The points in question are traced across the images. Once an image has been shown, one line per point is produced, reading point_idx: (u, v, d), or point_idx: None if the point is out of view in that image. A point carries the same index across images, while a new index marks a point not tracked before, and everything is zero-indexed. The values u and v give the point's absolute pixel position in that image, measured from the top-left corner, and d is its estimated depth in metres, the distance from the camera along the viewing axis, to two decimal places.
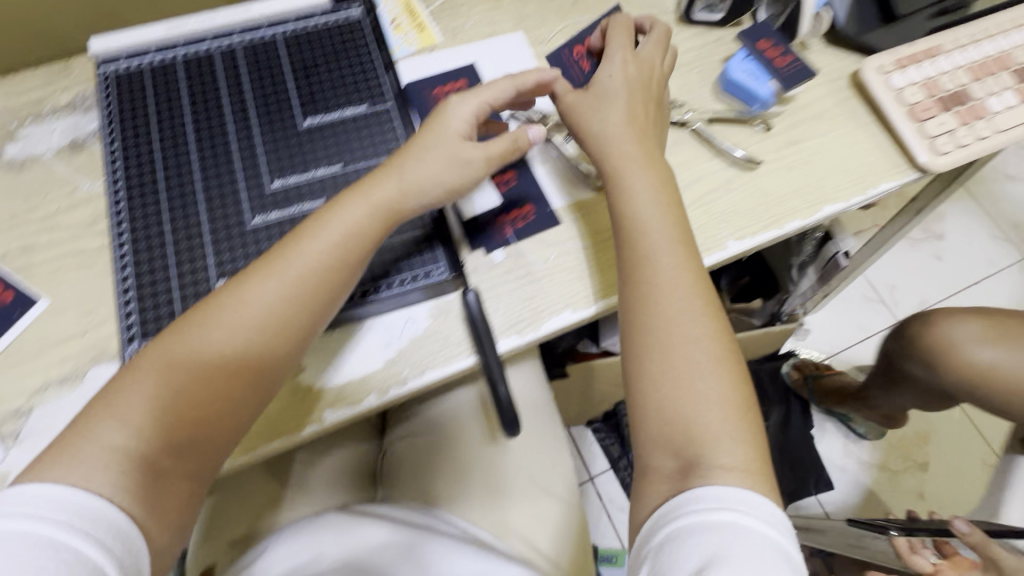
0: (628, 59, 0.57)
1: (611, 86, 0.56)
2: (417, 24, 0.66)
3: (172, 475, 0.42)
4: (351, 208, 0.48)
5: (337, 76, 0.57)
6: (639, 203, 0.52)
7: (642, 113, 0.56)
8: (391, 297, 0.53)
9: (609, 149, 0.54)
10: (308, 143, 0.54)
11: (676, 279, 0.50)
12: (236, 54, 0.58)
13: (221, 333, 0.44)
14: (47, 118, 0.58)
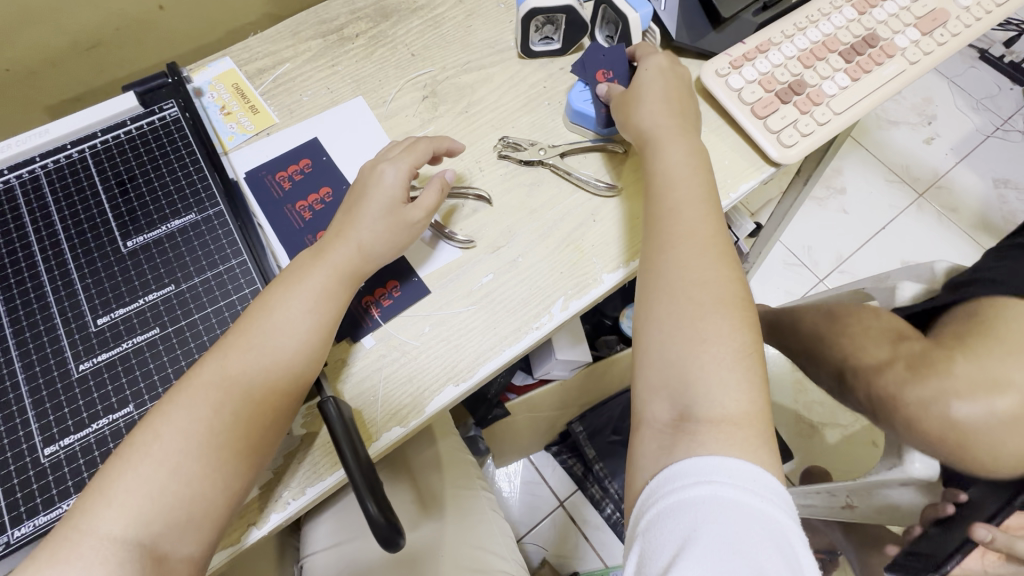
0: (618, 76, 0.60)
1: (648, 78, 0.58)
2: (250, 106, 0.62)
3: (175, 542, 0.40)
4: (304, 280, 0.47)
5: (158, 186, 0.53)
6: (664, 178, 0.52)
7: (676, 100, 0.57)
8: (374, 354, 0.52)
9: (653, 122, 0.55)
10: (135, 266, 0.49)
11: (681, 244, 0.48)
12: (39, 181, 0.52)
13: (223, 374, 0.43)
14: None
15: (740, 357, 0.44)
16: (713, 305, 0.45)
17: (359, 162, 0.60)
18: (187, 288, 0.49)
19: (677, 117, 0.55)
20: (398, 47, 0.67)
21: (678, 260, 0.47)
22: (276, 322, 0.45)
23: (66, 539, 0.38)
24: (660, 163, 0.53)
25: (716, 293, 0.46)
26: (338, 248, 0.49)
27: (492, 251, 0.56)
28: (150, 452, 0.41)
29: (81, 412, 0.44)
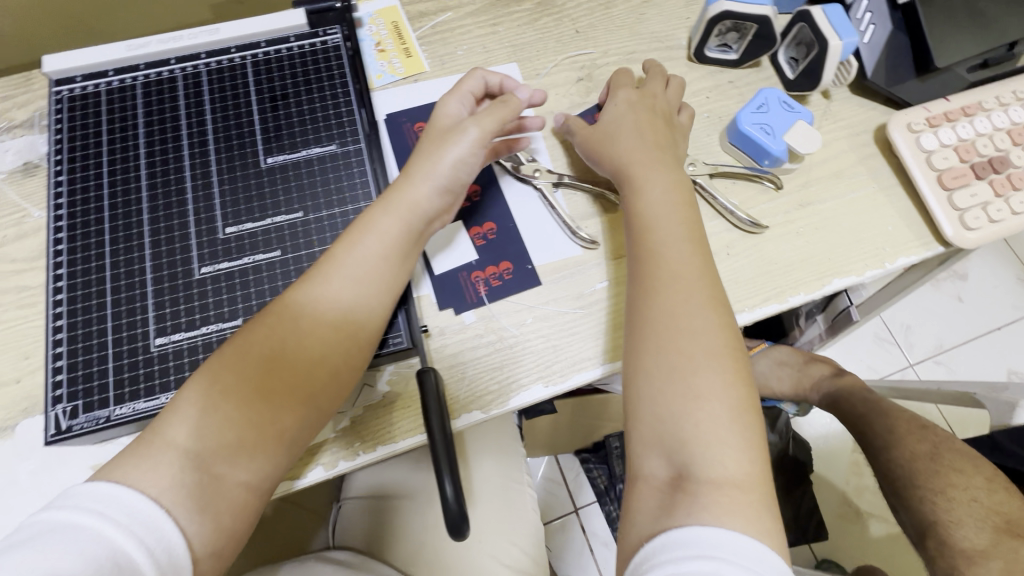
0: (637, 98, 0.54)
1: (618, 117, 0.53)
2: (404, 49, 0.61)
3: (243, 469, 0.39)
4: (377, 216, 0.46)
5: (307, 109, 0.52)
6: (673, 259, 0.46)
7: (660, 140, 0.52)
8: (452, 344, 0.50)
9: (621, 161, 0.51)
10: (270, 184, 0.49)
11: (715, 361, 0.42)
12: (201, 78, 0.53)
13: (335, 309, 0.43)
14: (3, 137, 0.56)
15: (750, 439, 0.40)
16: (704, 358, 0.42)
17: None
18: (313, 219, 0.48)
19: (691, 239, 0.47)
20: (564, 20, 0.63)
21: (678, 308, 0.44)
22: (359, 261, 0.45)
23: (157, 434, 0.38)
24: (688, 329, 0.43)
25: (712, 347, 0.42)
26: (411, 188, 0.46)
27: (613, 258, 0.53)
28: (251, 371, 0.40)
29: (194, 312, 0.45)
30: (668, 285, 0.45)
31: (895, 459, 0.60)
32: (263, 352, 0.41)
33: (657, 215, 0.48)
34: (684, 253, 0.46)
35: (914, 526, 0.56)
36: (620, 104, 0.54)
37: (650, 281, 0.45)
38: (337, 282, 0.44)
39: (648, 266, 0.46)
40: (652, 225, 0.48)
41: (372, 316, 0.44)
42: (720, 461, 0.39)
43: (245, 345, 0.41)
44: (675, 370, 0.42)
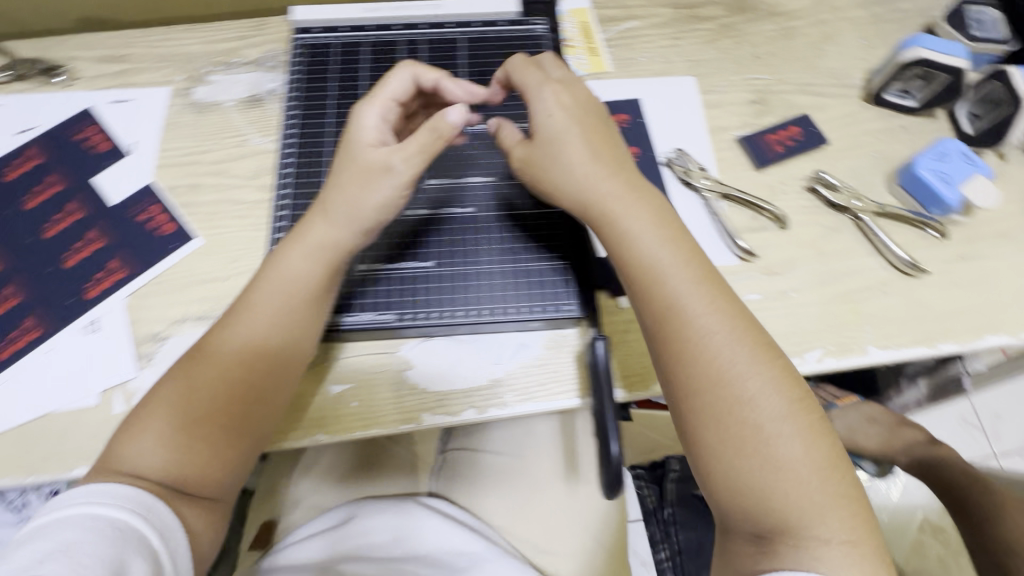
0: (563, 87, 0.48)
1: (553, 126, 0.47)
2: (590, 48, 0.65)
3: (212, 466, 0.43)
4: (286, 253, 0.46)
5: (509, 89, 0.57)
6: (698, 314, 0.43)
7: (609, 151, 0.47)
8: (606, 324, 0.53)
9: (592, 197, 0.46)
10: (471, 149, 0.54)
11: (768, 404, 0.41)
12: (420, 46, 0.59)
13: (239, 331, 0.45)
14: (236, 71, 0.64)
15: (830, 458, 0.41)
16: (773, 422, 0.40)
17: (674, 137, 0.61)
18: (504, 188, 0.53)
19: (696, 270, 0.45)
20: (743, 45, 0.66)
21: (689, 367, 0.42)
22: (272, 286, 0.46)
23: (131, 437, 0.41)
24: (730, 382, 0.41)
25: (773, 407, 0.41)
26: (312, 229, 0.46)
27: (766, 274, 0.55)
28: (154, 411, 0.42)
29: (394, 250, 0.51)
30: (683, 348, 0.43)
31: None
32: (198, 377, 0.43)
33: (648, 254, 0.44)
34: (696, 297, 0.43)
35: None
36: (551, 106, 0.47)
37: (660, 337, 0.44)
38: (258, 300, 0.46)
39: (661, 324, 0.44)
40: (649, 269, 0.44)
41: (284, 325, 0.45)
42: (817, 520, 0.39)
43: (189, 361, 0.44)
44: (721, 424, 0.41)
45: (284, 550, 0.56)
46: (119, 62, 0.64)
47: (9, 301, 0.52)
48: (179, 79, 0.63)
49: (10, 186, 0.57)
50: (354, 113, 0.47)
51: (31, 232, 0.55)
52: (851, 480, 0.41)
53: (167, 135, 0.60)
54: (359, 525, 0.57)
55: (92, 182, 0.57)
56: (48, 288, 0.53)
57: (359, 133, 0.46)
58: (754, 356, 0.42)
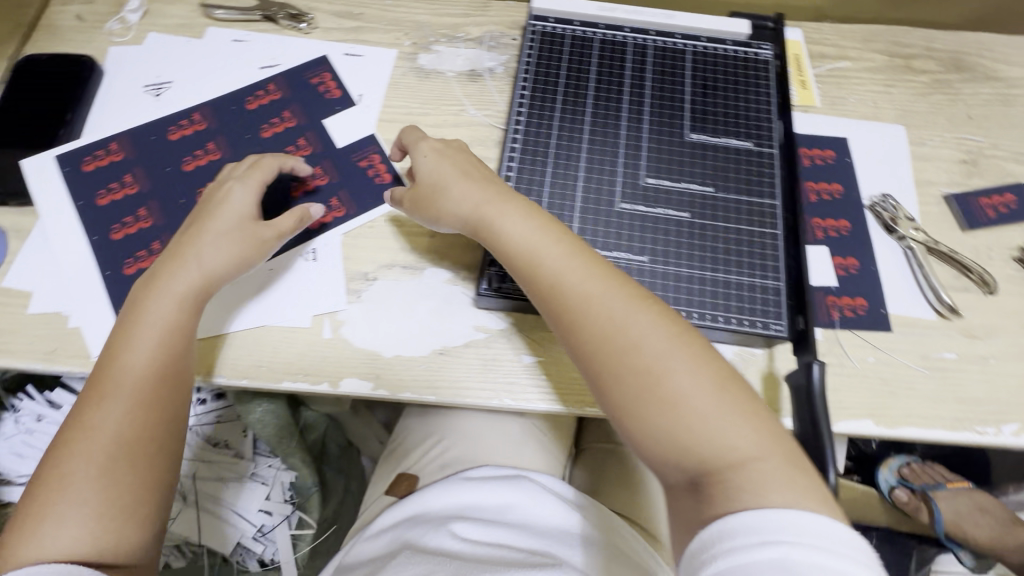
0: (447, 146, 0.54)
1: (430, 169, 0.52)
2: (801, 80, 0.66)
3: (126, 532, 0.42)
4: (162, 289, 0.48)
5: (732, 105, 0.58)
6: (627, 319, 0.44)
7: (484, 177, 0.52)
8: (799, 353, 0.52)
9: (467, 214, 0.50)
10: (692, 156, 0.55)
11: (709, 402, 0.40)
12: (648, 50, 0.60)
13: (104, 424, 0.43)
14: (459, 45, 0.67)
15: (745, 410, 0.40)
16: (730, 416, 0.40)
17: (880, 182, 0.60)
18: (722, 197, 0.54)
19: (571, 245, 0.47)
20: (958, 103, 0.65)
21: (583, 334, 0.44)
22: (91, 435, 0.43)
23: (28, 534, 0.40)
24: (692, 399, 0.41)
25: (696, 382, 0.41)
26: (171, 278, 0.48)
27: (966, 336, 0.54)
28: (72, 495, 0.41)
29: (610, 237, 0.52)
30: (577, 311, 0.45)
31: None
32: (108, 418, 0.44)
33: (513, 232, 0.48)
34: (611, 296, 0.44)
35: None
36: (442, 162, 0.52)
37: (560, 315, 0.45)
38: (88, 438, 0.43)
39: (539, 292, 0.46)
40: (529, 250, 0.47)
41: (148, 418, 0.44)
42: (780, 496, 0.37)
43: (31, 516, 0.41)
44: (696, 439, 0.40)
45: (409, 503, 0.59)
46: (354, 19, 0.69)
47: None
48: (406, 44, 0.67)
49: (251, 115, 0.62)
50: (228, 188, 0.52)
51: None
52: (747, 400, 0.41)
53: (391, 92, 0.64)
54: (475, 489, 0.59)
55: (322, 123, 0.62)
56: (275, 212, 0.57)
57: (224, 203, 0.51)
58: (643, 307, 0.44)
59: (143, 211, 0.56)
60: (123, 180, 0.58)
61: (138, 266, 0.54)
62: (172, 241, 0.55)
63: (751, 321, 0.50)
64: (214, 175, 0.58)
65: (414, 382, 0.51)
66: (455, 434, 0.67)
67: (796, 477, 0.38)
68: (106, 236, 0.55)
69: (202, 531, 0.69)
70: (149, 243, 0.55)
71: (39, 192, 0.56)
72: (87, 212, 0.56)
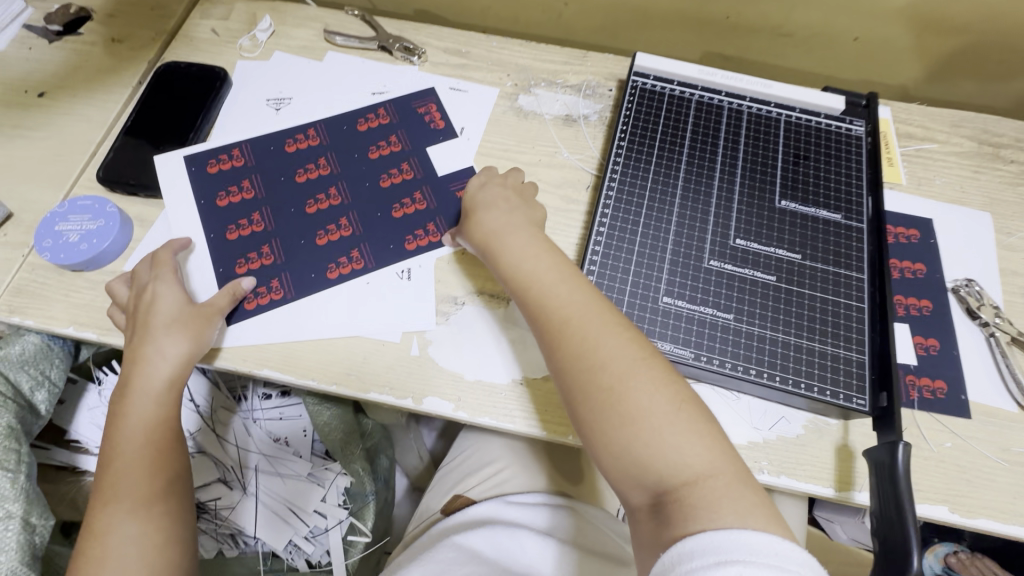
0: (482, 182, 0.60)
1: (470, 202, 0.59)
2: (888, 157, 0.67)
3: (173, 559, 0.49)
4: (156, 345, 0.51)
5: (822, 176, 0.60)
6: (601, 341, 0.46)
7: (508, 208, 0.57)
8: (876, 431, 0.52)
9: (483, 237, 0.55)
10: (780, 222, 0.57)
11: (670, 424, 0.42)
12: (742, 115, 0.63)
13: (128, 481, 0.48)
14: (557, 90, 0.71)
15: (700, 429, 0.42)
16: (691, 443, 0.41)
17: (964, 266, 0.61)
18: (808, 265, 0.55)
19: (570, 271, 0.51)
20: None
21: (561, 350, 0.47)
22: (125, 488, 0.48)
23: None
24: (656, 424, 0.42)
25: (664, 408, 0.42)
26: (146, 372, 0.51)
27: None
28: (115, 545, 0.47)
29: (696, 291, 0.54)
30: (559, 335, 0.47)
31: None
32: (127, 450, 0.49)
33: (514, 261, 0.52)
34: (586, 319, 0.47)
35: None
36: (478, 195, 0.59)
37: (554, 335, 0.47)
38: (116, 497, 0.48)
39: (528, 313, 0.50)
40: (522, 277, 0.51)
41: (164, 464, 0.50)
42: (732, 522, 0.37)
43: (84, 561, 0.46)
44: (655, 462, 0.41)
45: (469, 506, 0.64)
46: (461, 57, 0.73)
47: (344, 231, 0.60)
48: (508, 84, 0.71)
49: (360, 137, 0.66)
50: (154, 291, 0.53)
51: (371, 179, 0.63)
52: (703, 426, 0.42)
53: (491, 127, 0.68)
54: (531, 512, 0.61)
55: (425, 151, 0.66)
56: (376, 230, 0.61)
57: (162, 303, 0.53)
58: (614, 325, 0.47)
59: (257, 216, 0.61)
60: (241, 186, 0.62)
61: (248, 267, 0.58)
62: (280, 247, 0.59)
63: (832, 391, 0.50)
64: (322, 189, 0.62)
65: (493, 408, 0.53)
66: (510, 458, 0.68)
67: (743, 493, 0.39)
68: (222, 235, 0.59)
69: (258, 523, 0.71)
70: (259, 246, 0.59)
71: (168, 187, 0.62)
72: (208, 211, 0.61)
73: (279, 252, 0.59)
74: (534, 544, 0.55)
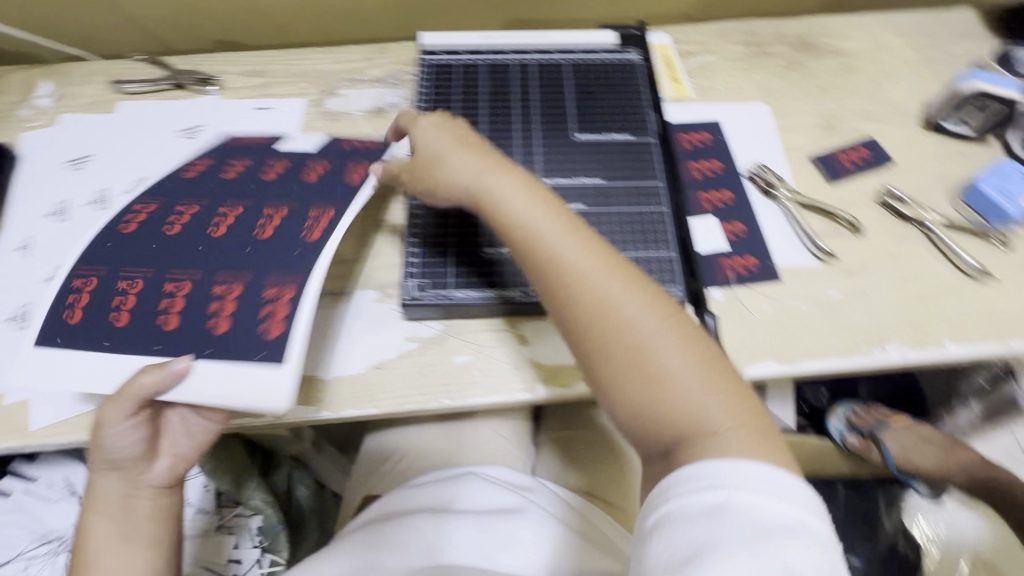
0: (448, 125, 0.53)
1: (433, 149, 0.52)
2: (673, 77, 0.74)
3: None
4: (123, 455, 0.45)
5: (610, 105, 0.65)
6: (607, 292, 0.42)
7: (484, 151, 0.50)
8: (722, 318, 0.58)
9: (460, 188, 0.49)
10: (580, 155, 0.62)
11: (690, 378, 0.40)
12: (530, 68, 0.67)
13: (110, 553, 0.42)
14: (362, 86, 0.73)
15: (723, 383, 0.40)
16: (701, 396, 0.39)
17: (753, 154, 0.68)
18: (612, 185, 0.60)
19: (564, 217, 0.46)
20: (810, 77, 0.74)
21: (561, 305, 0.43)
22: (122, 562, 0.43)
23: None
24: (674, 381, 0.40)
25: (680, 367, 0.40)
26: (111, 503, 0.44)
27: (845, 274, 0.60)
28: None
29: None
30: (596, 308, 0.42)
31: None
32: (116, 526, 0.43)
33: (534, 226, 0.45)
34: (575, 257, 0.43)
35: None
36: (446, 135, 0.52)
37: (550, 286, 0.44)
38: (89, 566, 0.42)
39: (515, 249, 0.46)
40: (548, 250, 0.44)
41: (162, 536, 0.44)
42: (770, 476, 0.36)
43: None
44: (668, 419, 0.39)
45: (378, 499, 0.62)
46: (260, 76, 0.73)
47: (190, 209, 0.54)
48: (312, 92, 0.72)
49: (201, 163, 0.59)
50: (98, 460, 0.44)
51: (204, 180, 0.57)
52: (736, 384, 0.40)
53: (303, 137, 0.69)
54: (431, 489, 0.61)
55: (282, 148, 0.61)
56: (246, 187, 0.56)
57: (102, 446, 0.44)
58: (617, 271, 0.43)
59: (62, 252, 0.51)
60: (135, 275, 0.50)
61: (78, 307, 0.48)
62: (86, 261, 0.50)
63: None
64: (215, 212, 0.54)
65: (355, 399, 0.54)
66: (413, 451, 0.69)
67: (763, 441, 0.37)
68: (50, 318, 0.48)
69: None
70: (212, 291, 0.48)
71: None
72: (99, 295, 0.49)
73: (67, 259, 0.50)
74: (428, 527, 0.53)
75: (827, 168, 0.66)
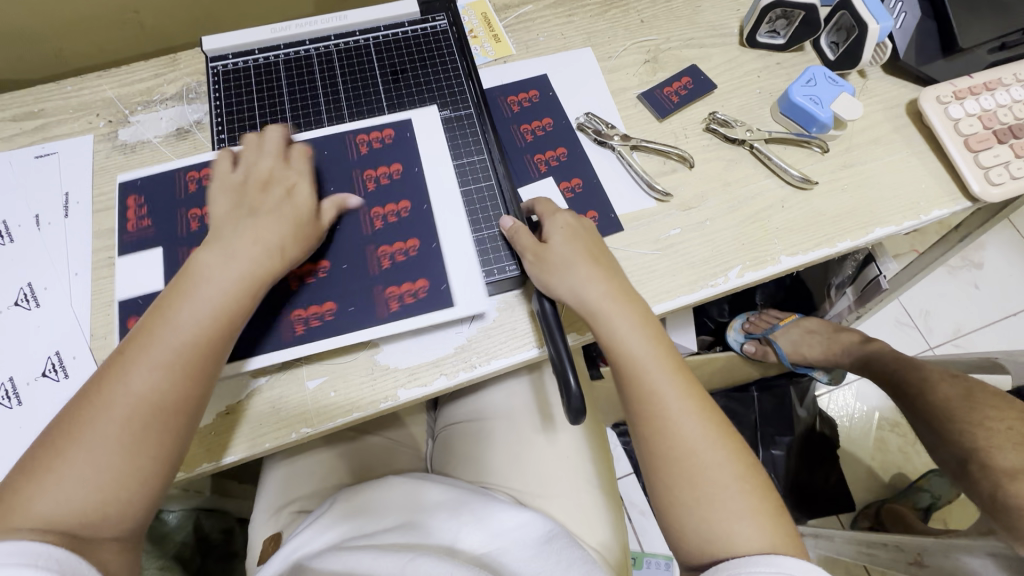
0: (572, 224, 0.54)
1: (564, 253, 0.51)
2: (493, 36, 0.70)
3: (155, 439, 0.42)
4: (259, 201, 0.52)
5: (422, 81, 0.63)
6: (669, 399, 0.47)
7: (600, 255, 0.52)
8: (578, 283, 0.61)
9: (590, 305, 0.49)
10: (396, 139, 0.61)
11: (719, 462, 0.45)
12: (332, 55, 0.64)
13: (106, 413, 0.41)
14: (158, 107, 0.65)
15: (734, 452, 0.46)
16: (732, 478, 0.45)
17: (583, 104, 0.67)
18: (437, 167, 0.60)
19: (635, 312, 0.50)
20: (630, 12, 0.73)
21: (650, 429, 0.47)
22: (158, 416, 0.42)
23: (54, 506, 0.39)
24: (701, 468, 0.45)
25: (714, 449, 0.45)
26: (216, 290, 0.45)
27: (683, 209, 0.62)
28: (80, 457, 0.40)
29: None
30: (663, 424, 0.46)
31: (931, 400, 0.74)
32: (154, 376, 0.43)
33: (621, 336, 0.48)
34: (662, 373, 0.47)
35: (949, 454, 0.69)
36: (562, 232, 0.52)
37: (639, 403, 0.47)
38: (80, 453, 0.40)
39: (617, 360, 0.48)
40: (629, 356, 0.48)
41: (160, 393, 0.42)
42: (745, 533, 0.43)
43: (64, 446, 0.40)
44: (714, 503, 0.44)
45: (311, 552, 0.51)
46: (35, 118, 0.64)
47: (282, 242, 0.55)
48: (101, 125, 0.64)
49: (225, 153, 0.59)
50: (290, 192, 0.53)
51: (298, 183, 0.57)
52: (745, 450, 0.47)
53: (97, 179, 0.61)
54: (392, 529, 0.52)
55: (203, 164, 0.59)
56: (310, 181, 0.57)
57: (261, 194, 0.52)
58: (669, 369, 0.48)
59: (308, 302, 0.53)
60: (326, 307, 0.53)
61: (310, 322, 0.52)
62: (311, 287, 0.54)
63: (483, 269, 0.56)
64: None
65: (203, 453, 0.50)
66: (309, 479, 0.68)
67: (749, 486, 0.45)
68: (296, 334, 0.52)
69: None
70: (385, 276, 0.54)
71: None
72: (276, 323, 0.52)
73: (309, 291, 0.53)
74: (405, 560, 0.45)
75: (654, 107, 0.66)
